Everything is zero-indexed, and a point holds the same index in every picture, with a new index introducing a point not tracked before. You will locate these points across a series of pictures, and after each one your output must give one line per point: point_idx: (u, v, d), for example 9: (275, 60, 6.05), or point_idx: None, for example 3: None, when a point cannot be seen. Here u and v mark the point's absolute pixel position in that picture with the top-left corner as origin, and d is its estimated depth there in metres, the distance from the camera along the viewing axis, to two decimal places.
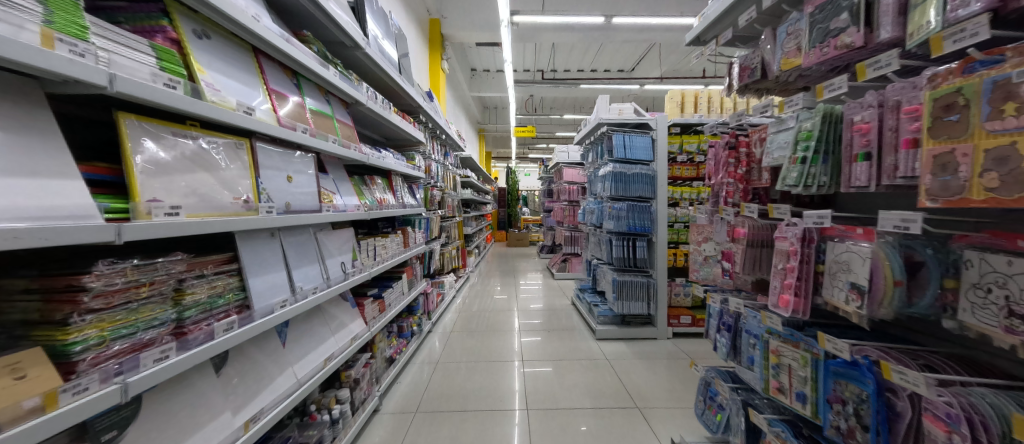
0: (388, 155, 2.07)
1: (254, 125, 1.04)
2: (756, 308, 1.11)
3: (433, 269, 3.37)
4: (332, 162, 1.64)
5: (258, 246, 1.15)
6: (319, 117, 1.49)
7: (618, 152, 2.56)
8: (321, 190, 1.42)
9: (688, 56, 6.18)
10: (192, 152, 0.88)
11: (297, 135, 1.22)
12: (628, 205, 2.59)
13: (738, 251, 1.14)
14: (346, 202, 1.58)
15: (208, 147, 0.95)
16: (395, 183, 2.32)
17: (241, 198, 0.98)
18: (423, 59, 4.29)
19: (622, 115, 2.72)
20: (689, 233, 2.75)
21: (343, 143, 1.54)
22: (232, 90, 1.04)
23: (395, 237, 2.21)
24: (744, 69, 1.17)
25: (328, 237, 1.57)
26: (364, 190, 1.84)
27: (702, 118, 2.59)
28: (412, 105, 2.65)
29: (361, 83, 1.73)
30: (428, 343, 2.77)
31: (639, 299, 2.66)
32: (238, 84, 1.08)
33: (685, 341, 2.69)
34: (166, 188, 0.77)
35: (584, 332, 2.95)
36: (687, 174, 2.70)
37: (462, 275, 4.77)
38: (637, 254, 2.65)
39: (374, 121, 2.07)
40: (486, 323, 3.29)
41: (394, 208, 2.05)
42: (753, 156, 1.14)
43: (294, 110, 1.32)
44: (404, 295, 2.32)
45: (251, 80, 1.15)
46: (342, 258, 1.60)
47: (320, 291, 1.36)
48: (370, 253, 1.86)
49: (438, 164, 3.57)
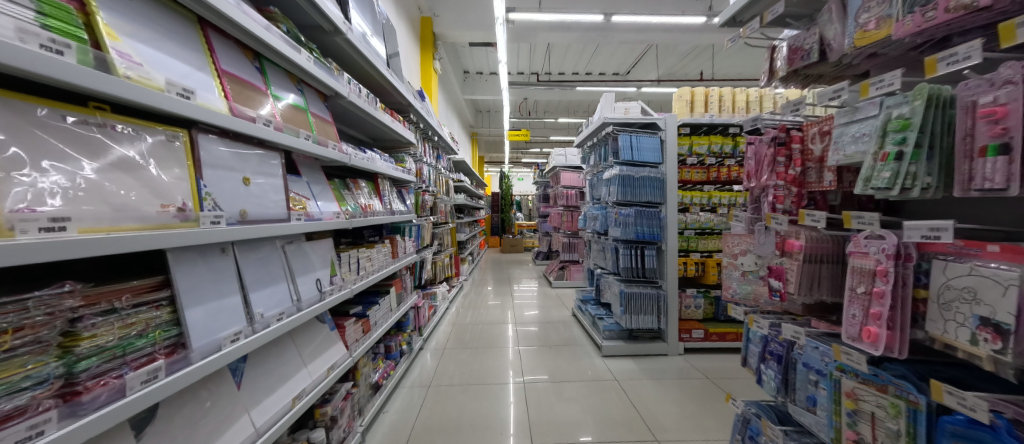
0: (374, 156, 1.83)
1: (199, 114, 0.72)
2: (821, 338, 0.90)
3: (425, 279, 3.12)
4: (304, 161, 1.35)
5: (205, 260, 0.82)
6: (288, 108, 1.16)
7: (624, 153, 2.37)
8: (290, 195, 1.15)
9: (683, 59, 6.16)
10: (103, 154, 0.60)
11: (260, 128, 0.92)
12: (636, 211, 2.40)
13: (795, 267, 0.95)
14: (323, 209, 1.30)
15: (136, 157, 0.66)
16: (382, 186, 2.05)
17: (172, 207, 0.69)
18: (414, 58, 4.08)
19: (628, 114, 2.54)
20: (700, 240, 2.58)
21: (319, 141, 1.26)
22: (167, 67, 0.71)
23: (382, 247, 1.96)
24: (794, 51, 0.99)
25: (301, 245, 1.24)
26: (345, 194, 1.57)
27: (713, 118, 2.45)
28: (401, 103, 2.43)
29: (342, 73, 1.44)
30: (420, 362, 2.48)
31: (648, 313, 2.46)
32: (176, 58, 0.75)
33: (698, 357, 2.50)
34: (49, 182, 0.50)
35: (589, 347, 2.72)
36: (698, 177, 2.54)
37: (455, 284, 4.51)
38: (646, 264, 2.44)
39: (357, 118, 1.78)
40: (483, 338, 3.02)
41: (380, 214, 1.80)
42: (809, 154, 0.96)
43: (257, 98, 1.00)
44: (391, 312, 2.04)
45: (198, 61, 0.82)
46: (319, 274, 1.29)
47: (286, 318, 1.02)
48: (350, 266, 1.56)
49: (429, 167, 3.34)
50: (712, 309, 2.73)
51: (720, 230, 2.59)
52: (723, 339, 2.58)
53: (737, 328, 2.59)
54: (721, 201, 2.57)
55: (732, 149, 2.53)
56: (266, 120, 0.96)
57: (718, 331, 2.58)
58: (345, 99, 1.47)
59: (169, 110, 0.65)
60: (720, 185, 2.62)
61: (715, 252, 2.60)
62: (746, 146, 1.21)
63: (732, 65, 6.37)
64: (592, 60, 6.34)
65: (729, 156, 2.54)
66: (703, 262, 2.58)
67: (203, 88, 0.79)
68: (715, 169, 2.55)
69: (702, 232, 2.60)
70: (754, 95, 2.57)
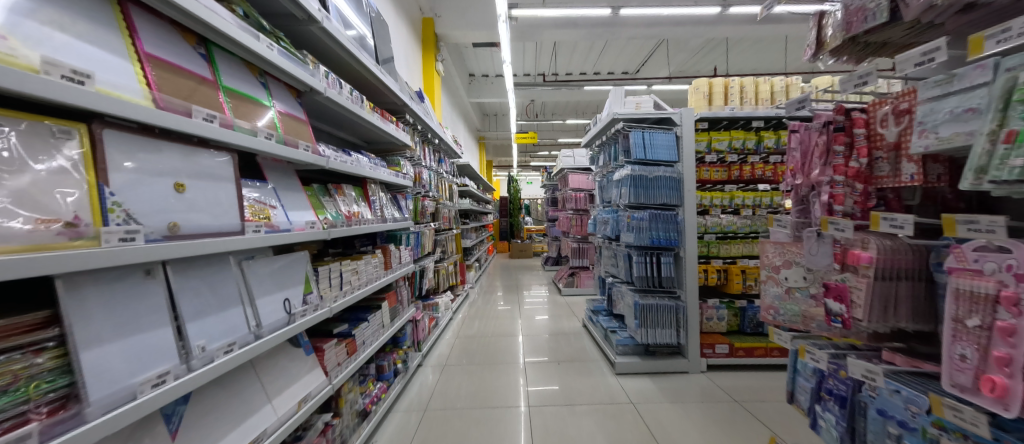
0: (361, 158, 1.68)
1: (103, 105, 0.57)
2: (908, 382, 0.69)
3: (425, 289, 2.97)
4: (273, 165, 1.20)
5: (121, 285, 0.67)
6: (236, 99, 0.94)
7: (636, 151, 2.16)
8: (249, 203, 0.99)
9: (696, 54, 5.91)
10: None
11: (198, 124, 0.75)
12: (651, 214, 2.18)
13: (863, 287, 0.74)
14: (293, 219, 1.15)
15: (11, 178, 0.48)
16: (372, 192, 1.91)
17: (51, 223, 0.51)
18: (415, 60, 3.99)
19: (639, 109, 2.32)
20: (722, 245, 2.34)
21: (288, 142, 1.11)
22: (48, 41, 0.53)
23: (372, 258, 1.81)
24: (853, 12, 0.78)
25: (266, 260, 1.10)
26: (325, 201, 1.43)
27: (734, 111, 2.22)
28: (396, 104, 2.30)
29: (318, 66, 1.30)
30: (418, 380, 2.31)
31: (666, 326, 2.22)
32: (64, 30, 0.57)
33: (722, 375, 2.24)
34: None
35: (601, 363, 2.49)
36: (718, 176, 2.31)
37: (461, 292, 4.34)
38: (663, 272, 2.21)
39: (343, 119, 1.63)
40: (486, 352, 2.83)
41: (369, 222, 1.66)
42: (879, 140, 0.75)
43: (202, 90, 0.84)
44: (384, 328, 1.89)
45: (106, 38, 0.64)
46: (289, 293, 1.14)
47: (236, 349, 0.86)
48: (331, 281, 1.42)
49: (430, 171, 3.21)
50: (736, 321, 2.47)
51: (744, 234, 2.35)
52: (751, 355, 2.30)
53: (766, 343, 2.31)
54: (745, 202, 2.32)
55: (756, 144, 2.30)
56: (208, 114, 0.79)
57: (745, 346, 2.30)
58: (322, 95, 1.32)
59: (57, 100, 0.50)
60: (743, 184, 2.38)
61: (738, 258, 2.35)
62: (790, 134, 1.00)
63: (748, 59, 6.09)
64: (600, 59, 6.15)
65: (752, 153, 2.32)
66: (725, 270, 2.34)
67: (107, 71, 0.61)
68: (737, 167, 2.32)
69: (724, 236, 2.36)
70: (780, 85, 2.32)
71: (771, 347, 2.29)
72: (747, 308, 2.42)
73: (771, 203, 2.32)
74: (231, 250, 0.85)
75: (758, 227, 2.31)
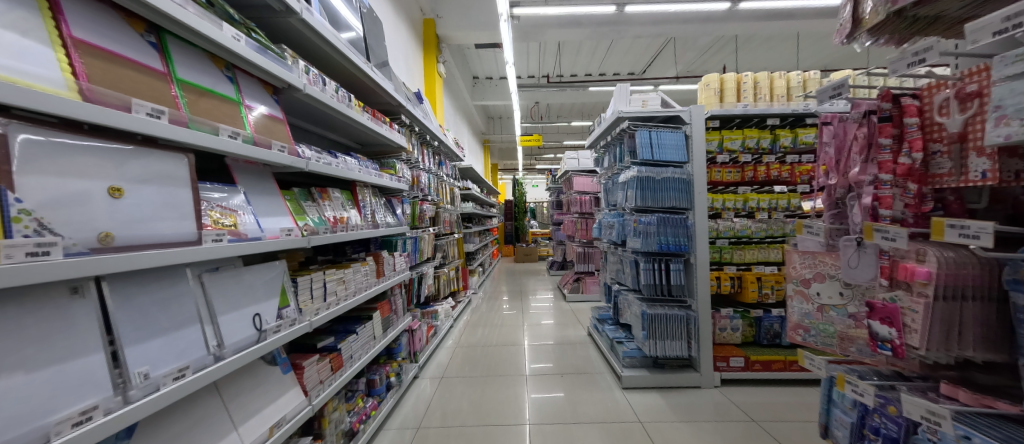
0: (348, 161, 1.60)
1: (15, 95, 0.47)
2: (984, 427, 0.55)
3: (423, 296, 2.86)
4: (245, 167, 1.12)
5: (36, 307, 0.57)
6: (192, 93, 0.86)
7: (643, 151, 2.03)
8: (209, 209, 0.90)
9: (704, 53, 5.77)
10: None
11: (140, 120, 0.67)
12: (658, 218, 2.04)
13: (920, 309, 0.61)
14: (265, 227, 1.06)
15: None
16: (362, 196, 1.83)
17: None
18: (416, 62, 3.94)
19: (646, 106, 2.19)
20: (736, 251, 2.18)
21: (259, 142, 1.03)
22: None
23: (362, 266, 1.72)
24: None
25: (232, 273, 1.01)
26: (307, 207, 1.35)
27: (748, 108, 2.05)
28: (390, 104, 2.22)
29: (297, 62, 1.22)
30: (413, 394, 2.20)
31: (677, 338, 2.06)
32: None
33: (737, 391, 2.05)
34: None
35: (607, 376, 2.35)
36: (730, 178, 2.17)
37: (462, 298, 4.23)
38: (672, 280, 2.07)
39: (330, 119, 1.55)
40: (486, 362, 2.70)
41: (357, 228, 1.57)
42: (937, 132, 0.64)
43: (151, 83, 0.75)
44: (374, 340, 1.79)
45: (22, 20, 0.55)
46: (259, 308, 1.06)
47: (188, 375, 0.77)
48: (313, 292, 1.33)
49: (429, 174, 3.13)
50: (751, 332, 2.28)
51: (759, 239, 2.19)
52: (769, 369, 2.10)
53: (784, 356, 2.11)
54: (760, 205, 2.16)
55: (771, 143, 2.15)
56: (153, 110, 0.71)
57: (762, 359, 2.10)
58: (301, 92, 1.24)
59: None
60: (757, 186, 2.22)
61: (753, 264, 2.20)
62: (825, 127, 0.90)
63: (758, 57, 5.92)
64: (605, 59, 6.05)
65: (767, 152, 2.17)
66: (739, 277, 2.18)
67: (20, 56, 0.52)
68: (751, 168, 2.17)
69: (737, 241, 2.21)
70: (796, 80, 2.11)
71: (790, 360, 2.10)
72: (764, 318, 2.23)
73: (788, 206, 2.16)
74: (182, 262, 0.75)
75: (774, 232, 2.16)
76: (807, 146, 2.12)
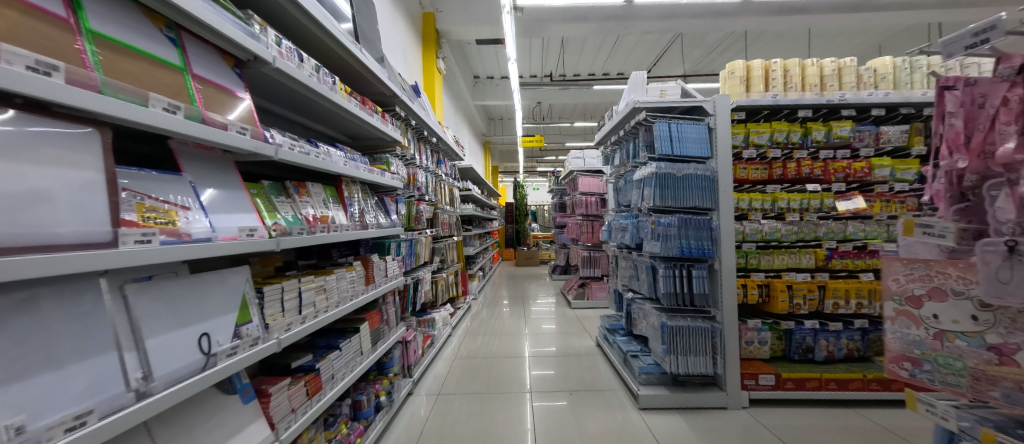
0: (331, 151, 1.40)
1: None
2: None
3: (419, 303, 2.65)
4: (195, 152, 0.92)
5: None
6: (112, 53, 0.66)
7: (662, 145, 1.83)
8: (138, 202, 0.70)
9: (712, 51, 5.61)
10: None
11: (15, 74, 0.47)
12: (679, 219, 1.83)
13: None
14: (216, 226, 0.86)
15: None
16: (349, 193, 1.62)
17: None
18: (414, 56, 3.76)
19: (664, 96, 2.00)
20: (763, 256, 1.98)
21: (209, 120, 0.83)
22: None
23: (346, 272, 1.52)
24: None
25: (174, 284, 0.81)
26: (279, 203, 1.15)
27: (778, 98, 1.86)
28: (383, 93, 2.03)
29: (266, 30, 1.03)
30: (406, 414, 1.97)
31: (700, 353, 1.84)
32: None
33: (767, 413, 1.83)
34: None
35: (619, 393, 2.12)
36: (757, 175, 1.97)
37: (461, 305, 4.01)
38: (694, 288, 1.85)
39: (308, 103, 1.35)
40: (486, 376, 2.48)
41: (340, 229, 1.37)
42: None
43: (46, 31, 0.56)
44: (361, 356, 1.58)
45: None
46: (209, 326, 0.86)
47: (84, 427, 0.56)
48: (284, 304, 1.12)
49: (427, 173, 2.94)
50: (780, 346, 2.07)
51: (790, 243, 1.99)
52: (803, 388, 1.87)
53: (819, 373, 1.89)
54: (790, 205, 1.96)
55: (802, 137, 1.96)
56: (40, 63, 0.51)
57: (795, 377, 1.87)
58: (270, 67, 1.05)
59: None
60: (786, 185, 2.02)
61: (783, 271, 1.99)
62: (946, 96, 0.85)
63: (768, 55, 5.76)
64: (610, 57, 5.89)
65: (797, 147, 1.97)
66: (767, 285, 1.97)
67: None
68: (779, 165, 1.98)
69: (764, 245, 2.01)
70: (830, 68, 1.92)
71: (825, 378, 1.87)
72: (795, 330, 2.01)
73: (821, 206, 1.96)
74: (93, 269, 0.56)
75: (805, 235, 1.97)
76: (842, 141, 1.93)
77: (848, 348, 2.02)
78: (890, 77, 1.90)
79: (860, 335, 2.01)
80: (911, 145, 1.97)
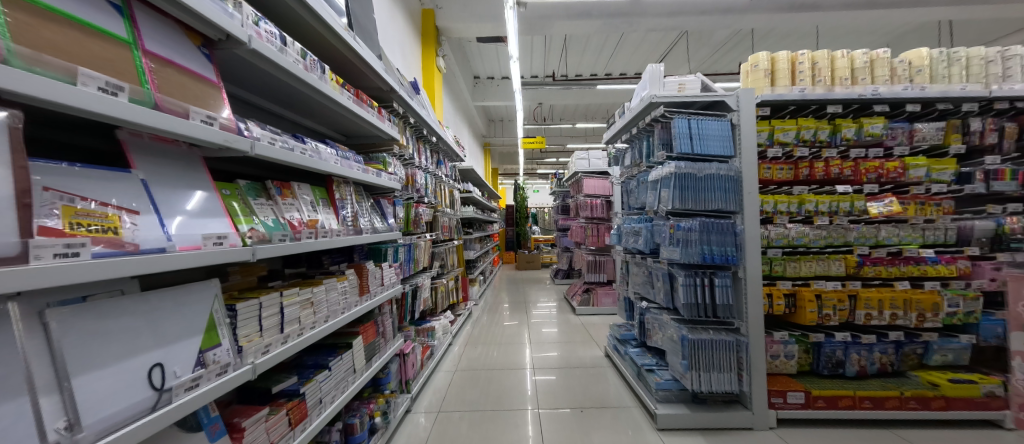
0: (320, 147, 1.26)
1: None
2: None
3: (418, 311, 2.50)
4: (150, 144, 0.77)
5: None
6: (30, 15, 0.50)
7: (682, 142, 1.69)
8: (64, 205, 0.54)
9: (719, 50, 5.52)
10: None
11: None
12: (700, 223, 1.69)
13: None
14: (176, 234, 0.72)
15: None
16: (340, 194, 1.48)
17: None
18: (413, 53, 3.64)
19: (683, 91, 1.86)
20: (790, 262, 1.84)
21: (166, 107, 0.68)
22: None
23: (338, 282, 1.37)
24: None
25: (118, 304, 0.65)
26: (257, 206, 1.01)
27: (806, 93, 1.73)
28: (380, 87, 1.89)
29: (243, 6, 0.89)
30: (403, 434, 1.82)
31: (724, 369, 1.69)
32: None
33: (799, 434, 1.67)
34: None
35: (634, 411, 1.96)
36: (782, 176, 1.84)
37: (461, 311, 3.85)
38: (717, 298, 1.71)
39: (293, 93, 1.20)
40: (490, 390, 2.32)
41: (329, 235, 1.23)
42: None
43: None
44: (354, 375, 1.42)
45: None
46: (164, 355, 0.70)
47: None
48: (262, 322, 0.97)
49: (426, 174, 2.80)
50: (807, 360, 1.93)
51: (818, 249, 1.85)
52: (835, 407, 1.72)
53: (852, 390, 1.74)
54: (819, 208, 1.83)
55: (831, 135, 1.83)
56: None
57: (826, 394, 1.72)
58: (245, 48, 0.90)
59: None
60: (814, 186, 1.90)
61: (810, 279, 1.85)
62: None
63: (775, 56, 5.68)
64: (614, 57, 5.80)
65: (825, 145, 1.84)
66: (794, 294, 1.82)
67: None
68: (806, 165, 1.85)
69: (791, 251, 1.86)
70: (861, 60, 1.80)
71: (860, 396, 1.72)
72: (824, 343, 1.87)
73: (852, 209, 1.82)
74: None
75: (834, 240, 1.83)
76: (874, 139, 1.80)
77: (881, 362, 1.88)
78: (926, 70, 1.78)
79: (893, 348, 1.88)
80: (948, 143, 1.84)
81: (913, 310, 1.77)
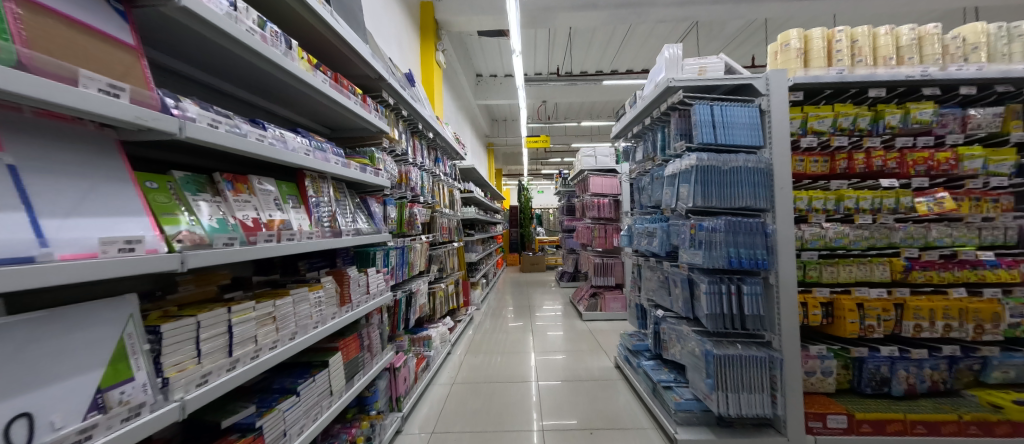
0: (285, 134, 1.08)
1: None
2: None
3: (414, 318, 2.32)
4: (29, 119, 0.58)
5: None
6: None
7: (704, 131, 1.50)
8: None
9: (730, 42, 5.30)
10: None
11: None
12: (726, 222, 1.48)
13: None
14: (65, 238, 0.53)
15: None
16: (315, 191, 1.30)
17: None
18: (410, 46, 3.48)
19: (703, 74, 1.67)
20: (827, 266, 1.63)
21: (42, 68, 0.50)
22: None
23: (312, 291, 1.19)
24: None
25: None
26: (197, 204, 0.83)
27: (847, 74, 1.52)
28: (367, 74, 1.71)
29: None
30: None
31: (753, 389, 1.48)
32: None
33: None
34: None
35: (649, 434, 1.75)
36: (817, 169, 1.65)
37: (462, 317, 3.68)
38: (746, 309, 1.50)
39: (238, 63, 1.00)
40: (490, 405, 2.14)
41: (297, 237, 1.05)
42: None
43: None
44: (330, 398, 1.24)
45: None
46: (37, 399, 0.48)
47: None
48: (202, 346, 0.79)
49: (423, 172, 2.64)
50: (847, 377, 1.72)
51: (858, 251, 1.65)
52: (883, 432, 1.50)
53: (902, 413, 1.51)
54: (860, 205, 1.61)
55: (872, 123, 1.63)
56: None
57: (873, 418, 1.50)
58: (171, 5, 0.72)
59: None
60: (853, 180, 1.70)
61: (851, 285, 1.63)
62: None
63: None
64: (620, 52, 5.61)
65: (866, 134, 1.63)
66: (832, 303, 1.61)
67: None
68: (844, 156, 1.65)
69: (827, 254, 1.66)
70: (907, 38, 1.59)
71: (912, 420, 1.49)
72: (866, 357, 1.66)
73: (897, 206, 1.62)
74: None
75: (877, 242, 1.62)
76: (923, 126, 1.59)
77: (932, 379, 1.66)
78: (983, 47, 1.57)
79: (946, 364, 1.66)
80: (1007, 131, 1.62)
81: (971, 322, 1.54)
